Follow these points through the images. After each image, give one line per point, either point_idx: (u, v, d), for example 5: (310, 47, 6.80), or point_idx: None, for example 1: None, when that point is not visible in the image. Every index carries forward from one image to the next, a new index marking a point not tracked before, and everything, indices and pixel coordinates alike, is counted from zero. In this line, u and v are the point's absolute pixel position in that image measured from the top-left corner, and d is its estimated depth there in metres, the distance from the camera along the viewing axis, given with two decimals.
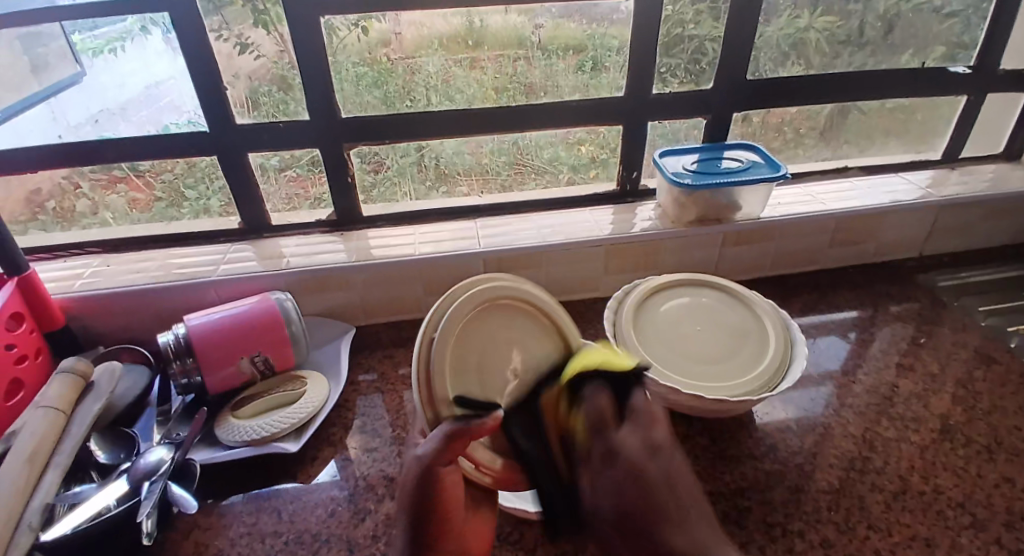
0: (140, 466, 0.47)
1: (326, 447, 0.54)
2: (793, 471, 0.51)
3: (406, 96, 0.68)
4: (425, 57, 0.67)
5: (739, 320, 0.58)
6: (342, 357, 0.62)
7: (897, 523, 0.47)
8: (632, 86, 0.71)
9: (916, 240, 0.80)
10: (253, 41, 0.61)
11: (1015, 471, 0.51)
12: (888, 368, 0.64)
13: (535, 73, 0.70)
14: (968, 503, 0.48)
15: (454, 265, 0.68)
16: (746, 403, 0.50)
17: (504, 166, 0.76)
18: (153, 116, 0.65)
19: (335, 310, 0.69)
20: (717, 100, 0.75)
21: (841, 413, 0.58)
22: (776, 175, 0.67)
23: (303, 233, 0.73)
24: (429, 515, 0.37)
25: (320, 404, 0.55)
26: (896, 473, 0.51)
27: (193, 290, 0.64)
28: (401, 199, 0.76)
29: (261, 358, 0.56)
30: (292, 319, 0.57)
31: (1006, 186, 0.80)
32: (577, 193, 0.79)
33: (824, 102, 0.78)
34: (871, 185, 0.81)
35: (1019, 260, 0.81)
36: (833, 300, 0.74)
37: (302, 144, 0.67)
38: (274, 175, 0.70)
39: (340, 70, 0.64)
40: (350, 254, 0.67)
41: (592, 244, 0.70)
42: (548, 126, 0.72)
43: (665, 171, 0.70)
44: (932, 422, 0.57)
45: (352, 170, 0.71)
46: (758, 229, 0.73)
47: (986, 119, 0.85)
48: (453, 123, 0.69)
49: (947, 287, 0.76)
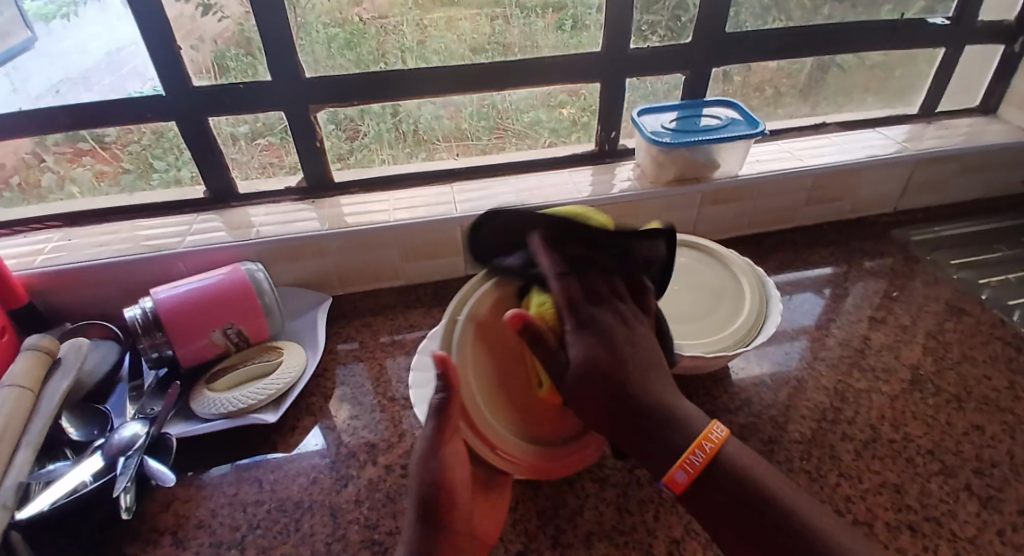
0: (114, 442, 0.46)
1: (305, 417, 0.54)
2: (767, 423, 0.53)
3: (380, 58, 0.65)
4: (397, 17, 0.64)
5: (716, 279, 0.58)
6: (318, 326, 0.61)
7: (867, 470, 0.48)
8: (611, 43, 0.69)
9: (892, 195, 0.81)
10: (216, 1, 0.58)
11: (982, 419, 0.53)
12: (862, 322, 0.65)
13: (513, 33, 0.67)
14: (937, 451, 0.50)
15: (432, 231, 0.67)
16: (721, 358, 0.51)
17: (483, 131, 0.74)
18: (116, 83, 0.61)
19: (311, 279, 0.67)
20: (698, 56, 0.73)
21: (814, 366, 0.59)
22: (754, 132, 0.66)
23: (274, 202, 0.71)
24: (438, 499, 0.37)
25: (297, 374, 0.54)
26: (867, 422, 0.53)
27: (162, 263, 0.62)
28: (376, 165, 0.74)
29: (234, 330, 0.55)
30: (264, 290, 0.56)
31: (981, 140, 0.80)
32: (558, 156, 0.77)
33: (804, 56, 0.76)
34: (849, 141, 0.80)
35: (991, 214, 0.83)
36: (810, 257, 0.75)
37: (269, 109, 0.64)
38: (243, 143, 0.68)
39: (308, 32, 0.61)
40: (324, 222, 0.65)
41: (572, 207, 0.69)
42: (527, 87, 0.70)
43: (645, 130, 0.68)
44: (903, 373, 0.58)
45: (323, 136, 0.68)
46: (737, 188, 0.73)
47: (964, 73, 0.85)
48: (428, 86, 0.67)
49: (921, 241, 0.78)
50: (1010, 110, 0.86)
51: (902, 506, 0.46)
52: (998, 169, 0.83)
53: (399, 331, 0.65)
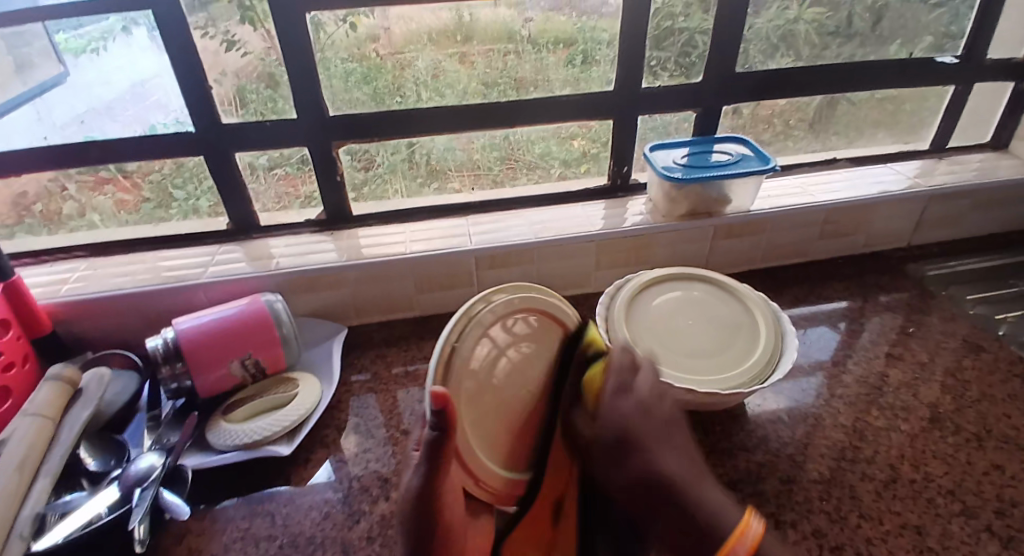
0: (130, 472, 0.46)
1: (319, 450, 0.54)
2: (785, 461, 0.52)
3: (395, 93, 0.67)
4: (414, 52, 0.66)
5: (730, 314, 0.58)
6: (334, 358, 0.62)
7: (887, 511, 0.47)
8: (623, 82, 0.71)
9: (905, 230, 0.81)
10: (240, 37, 0.60)
11: (1003, 457, 0.52)
12: (879, 358, 0.64)
13: (525, 68, 0.70)
14: (957, 491, 0.49)
15: (446, 263, 0.68)
16: (737, 396, 0.50)
17: (495, 161, 0.76)
18: (139, 115, 0.63)
19: (326, 309, 0.68)
20: (709, 93, 0.74)
21: (831, 404, 0.58)
22: (765, 168, 0.67)
23: (292, 233, 0.72)
24: (435, 541, 0.32)
25: (311, 406, 0.54)
26: (886, 462, 0.52)
27: (183, 293, 0.63)
28: (391, 196, 0.75)
29: (251, 361, 0.55)
30: (282, 321, 0.57)
31: (993, 175, 0.80)
32: (568, 188, 0.79)
33: (815, 93, 0.78)
34: (859, 176, 0.81)
35: (1006, 249, 0.82)
36: (823, 291, 0.75)
37: (290, 143, 0.67)
38: (262, 174, 0.70)
39: (328, 67, 0.64)
40: (341, 254, 0.67)
41: (585, 240, 0.70)
42: (539, 122, 0.72)
43: (657, 166, 0.70)
44: (922, 411, 0.57)
45: (342, 169, 0.70)
46: (750, 222, 0.73)
47: (974, 108, 0.86)
48: (443, 120, 0.69)
49: (936, 276, 0.77)
50: (1021, 146, 0.86)
51: (924, 548, 0.44)
52: (1012, 203, 0.83)
53: (412, 362, 0.65)
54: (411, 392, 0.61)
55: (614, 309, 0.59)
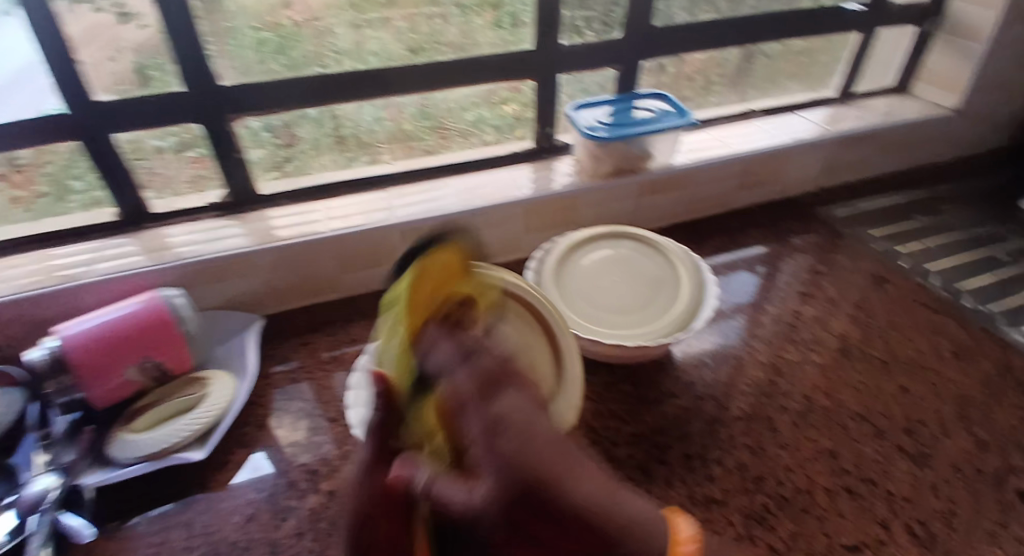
0: (24, 498, 0.42)
1: (239, 450, 0.51)
2: (711, 403, 0.54)
3: (315, 60, 0.63)
4: (330, 18, 0.62)
5: (653, 269, 0.59)
6: (248, 352, 0.58)
7: (804, 439, 0.50)
8: (542, 41, 0.69)
9: (815, 175, 0.84)
10: (135, 9, 0.54)
11: (908, 380, 0.56)
12: (793, 298, 0.67)
13: (451, 31, 0.68)
14: (868, 415, 0.52)
15: (369, 239, 0.64)
16: (662, 345, 0.52)
17: (426, 131, 0.74)
18: (31, 101, 0.55)
19: (239, 299, 0.63)
20: (629, 47, 0.73)
21: (751, 343, 0.61)
22: (684, 123, 0.67)
23: (193, 219, 0.66)
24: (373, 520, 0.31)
25: (224, 407, 0.51)
26: (801, 393, 0.55)
27: (70, 295, 0.57)
28: (316, 172, 0.71)
29: (152, 364, 0.51)
30: (183, 318, 0.53)
31: (893, 118, 0.85)
32: (494, 153, 0.76)
33: (731, 44, 0.78)
34: (773, 125, 0.83)
35: (906, 187, 0.88)
36: (743, 239, 0.77)
37: (184, 121, 0.60)
38: (171, 156, 0.64)
39: (237, 36, 0.59)
40: (251, 237, 0.62)
41: (511, 205, 0.68)
42: (466, 85, 0.69)
43: (580, 126, 0.68)
44: (831, 342, 0.61)
45: (241, 146, 0.64)
46: (673, 176, 0.74)
47: (877, 53, 0.89)
48: (360, 87, 0.64)
49: (843, 217, 0.81)
50: (919, 87, 0.91)
51: (838, 470, 0.47)
52: (910, 143, 0.88)
53: (339, 346, 0.62)
54: (339, 376, 0.58)
55: (543, 272, 0.58)
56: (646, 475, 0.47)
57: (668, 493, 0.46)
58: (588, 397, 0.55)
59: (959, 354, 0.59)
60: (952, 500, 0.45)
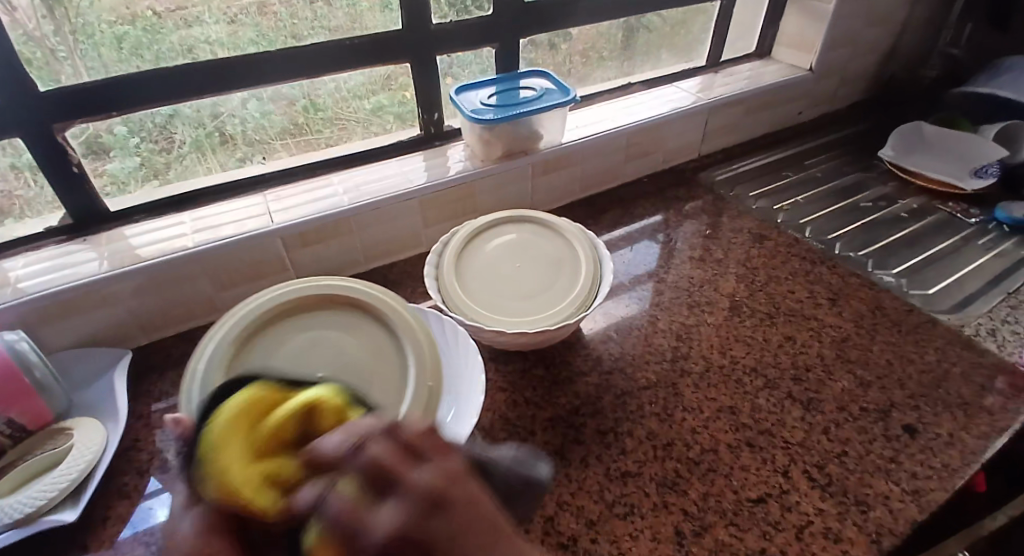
0: None
1: (120, 502, 0.45)
2: (618, 376, 0.55)
3: (183, 54, 0.56)
4: (198, 5, 0.55)
5: (549, 250, 0.59)
6: (116, 390, 0.51)
7: (706, 400, 0.53)
8: (410, 21, 0.65)
9: (695, 142, 0.88)
10: None
11: (793, 329, 0.61)
12: (687, 263, 0.71)
13: (336, 15, 0.62)
14: (760, 367, 0.57)
15: (250, 249, 0.59)
16: (564, 327, 0.52)
17: (324, 123, 0.68)
18: None
19: (100, 334, 0.56)
20: (503, 24, 0.72)
21: (651, 312, 0.63)
22: (566, 100, 0.68)
23: (33, 248, 0.57)
24: None
25: (96, 457, 0.45)
26: (700, 354, 0.58)
27: None
28: (207, 174, 0.64)
29: (0, 422, 0.44)
30: (32, 364, 0.46)
31: (761, 81, 0.91)
32: (381, 144, 0.72)
33: (608, 17, 0.80)
34: (653, 97, 0.86)
35: (777, 146, 0.95)
36: (636, 209, 0.80)
37: (3, 135, 0.51)
38: (31, 173, 0.55)
39: (90, 33, 0.51)
40: (107, 262, 0.55)
41: (404, 198, 0.66)
42: (336, 71, 0.65)
43: (465, 110, 0.66)
44: (723, 301, 0.65)
45: (79, 159, 0.56)
46: (564, 154, 0.74)
47: (741, 21, 0.95)
48: (224, 82, 0.59)
49: (724, 180, 0.87)
50: (780, 51, 0.98)
51: (738, 425, 0.51)
52: (778, 105, 0.95)
53: None
54: None
55: (441, 267, 0.56)
56: (562, 459, 0.48)
57: (584, 473, 0.47)
58: (501, 387, 0.55)
59: (834, 300, 0.65)
60: (842, 441, 0.50)
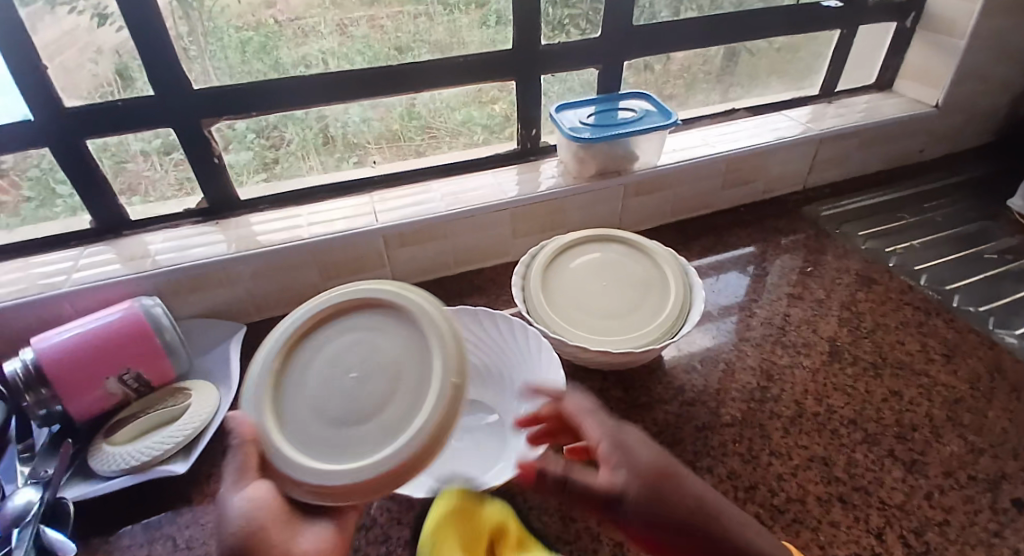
0: (4, 512, 0.41)
1: (223, 462, 0.50)
2: (701, 409, 0.54)
3: (298, 62, 0.61)
4: (315, 17, 0.60)
5: (639, 271, 0.59)
6: (232, 361, 0.56)
7: (795, 447, 0.50)
8: (521, 39, 0.68)
9: (799, 174, 0.84)
10: (113, 10, 0.53)
11: (899, 384, 0.56)
12: (782, 299, 0.67)
13: (439, 30, 0.65)
14: (859, 420, 0.53)
15: (353, 244, 0.63)
16: (650, 352, 0.51)
17: (416, 131, 0.72)
18: (3, 103, 0.54)
19: (220, 308, 0.62)
20: (609, 46, 0.73)
21: (740, 347, 0.61)
22: (667, 123, 0.67)
23: (172, 225, 0.65)
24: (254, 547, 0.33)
25: (206, 419, 0.49)
26: (792, 399, 0.55)
27: (47, 306, 0.56)
28: (307, 173, 0.70)
29: (132, 376, 0.50)
30: (163, 327, 0.51)
31: (878, 116, 0.85)
32: (480, 155, 0.75)
33: (716, 42, 0.78)
34: (756, 124, 0.83)
35: (891, 185, 0.88)
36: (730, 239, 0.77)
37: (158, 125, 0.59)
38: (157, 159, 0.62)
39: (219, 36, 0.57)
40: (231, 244, 0.61)
41: (496, 209, 0.68)
42: (447, 85, 0.68)
43: (563, 127, 0.68)
44: (821, 345, 0.61)
45: (220, 151, 0.63)
46: (657, 177, 0.74)
47: (859, 51, 0.90)
48: (341, 91, 0.63)
49: (830, 216, 0.82)
50: (903, 85, 0.92)
51: (831, 478, 0.47)
52: (895, 141, 0.88)
53: None
54: None
55: (528, 278, 0.58)
56: None
57: None
58: None
59: (949, 356, 0.60)
60: (948, 510, 0.45)
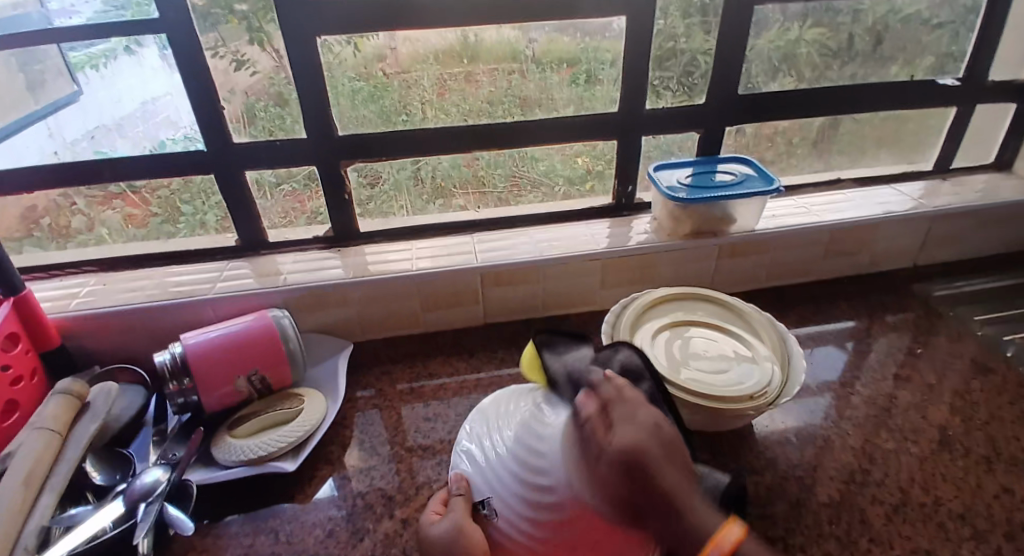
0: (136, 487, 0.47)
1: (323, 467, 0.54)
2: (793, 484, 0.51)
3: (404, 110, 0.68)
4: (421, 71, 0.67)
5: (740, 334, 0.59)
6: (340, 375, 0.62)
7: (898, 536, 0.47)
8: (626, 102, 0.72)
9: (908, 250, 0.81)
10: (249, 57, 0.61)
11: (1013, 481, 0.51)
12: (885, 378, 0.64)
13: (531, 87, 0.71)
14: (968, 515, 0.48)
15: (453, 279, 0.68)
16: (739, 412, 0.50)
17: (501, 179, 0.76)
18: (150, 132, 0.65)
19: (333, 326, 0.69)
20: (710, 112, 0.75)
21: (839, 425, 0.58)
22: (770, 189, 0.68)
23: (300, 249, 0.73)
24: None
25: (315, 424, 0.54)
26: (895, 485, 0.51)
27: (191, 309, 0.64)
28: (397, 213, 0.76)
29: (257, 378, 0.56)
30: (289, 337, 0.57)
31: (996, 196, 0.81)
32: (574, 207, 0.79)
33: (819, 113, 0.78)
34: (863, 196, 0.82)
35: (1012, 269, 0.82)
36: (827, 310, 0.75)
37: (299, 162, 0.68)
38: (269, 190, 0.70)
39: (337, 86, 0.65)
40: (349, 270, 0.67)
41: (588, 259, 0.70)
42: (547, 141, 0.73)
43: (661, 185, 0.70)
44: (930, 433, 0.57)
45: (349, 188, 0.71)
46: (753, 241, 0.74)
47: (976, 129, 0.86)
48: (449, 143, 0.70)
49: (941, 296, 0.77)
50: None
51: None
52: (1016, 223, 0.83)
53: (417, 380, 0.65)
54: (415, 408, 0.61)
55: (621, 321, 0.60)
56: None
57: None
58: None
59: None
60: None
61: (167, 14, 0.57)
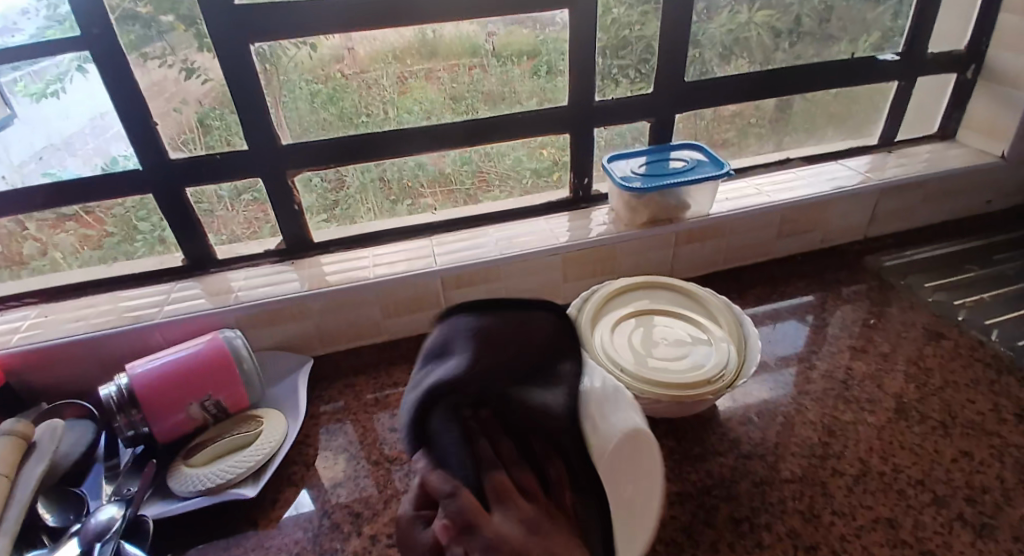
0: (90, 526, 0.45)
1: (287, 488, 0.52)
2: (758, 463, 0.52)
3: (364, 111, 0.66)
4: (378, 70, 0.65)
5: (696, 319, 0.59)
6: (300, 392, 0.61)
7: (860, 507, 0.48)
8: (580, 94, 0.72)
9: (860, 224, 0.83)
10: (200, 65, 0.59)
11: (970, 444, 0.53)
12: (843, 352, 0.65)
13: (490, 81, 0.70)
14: (927, 481, 0.50)
15: (414, 285, 0.67)
16: (699, 397, 0.51)
17: (467, 176, 0.75)
18: (101, 147, 0.61)
19: (292, 342, 0.67)
20: (662, 100, 0.76)
21: (800, 400, 0.59)
22: (720, 173, 0.69)
23: (253, 264, 0.71)
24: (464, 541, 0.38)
25: (276, 445, 0.53)
26: (856, 456, 0.53)
27: (139, 335, 0.61)
28: (363, 218, 0.74)
29: (212, 402, 0.54)
30: (242, 357, 0.56)
31: (942, 166, 0.84)
32: (536, 201, 0.79)
33: (770, 95, 0.80)
34: (813, 174, 0.83)
35: (959, 236, 0.85)
36: (786, 288, 0.77)
37: (246, 174, 0.65)
38: (228, 203, 0.68)
39: (291, 89, 0.63)
40: (305, 283, 0.66)
41: (550, 254, 0.70)
42: (507, 136, 0.72)
43: (615, 176, 0.70)
44: (888, 402, 0.58)
45: (299, 198, 0.69)
46: (709, 226, 0.75)
47: (918, 103, 0.89)
48: (410, 144, 0.69)
49: (893, 267, 0.79)
50: (967, 135, 0.90)
51: (897, 541, 0.45)
52: (961, 192, 0.86)
53: (383, 389, 0.64)
54: (382, 419, 0.60)
55: (582, 314, 0.59)
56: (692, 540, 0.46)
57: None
58: None
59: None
60: None
61: (92, 31, 0.54)
